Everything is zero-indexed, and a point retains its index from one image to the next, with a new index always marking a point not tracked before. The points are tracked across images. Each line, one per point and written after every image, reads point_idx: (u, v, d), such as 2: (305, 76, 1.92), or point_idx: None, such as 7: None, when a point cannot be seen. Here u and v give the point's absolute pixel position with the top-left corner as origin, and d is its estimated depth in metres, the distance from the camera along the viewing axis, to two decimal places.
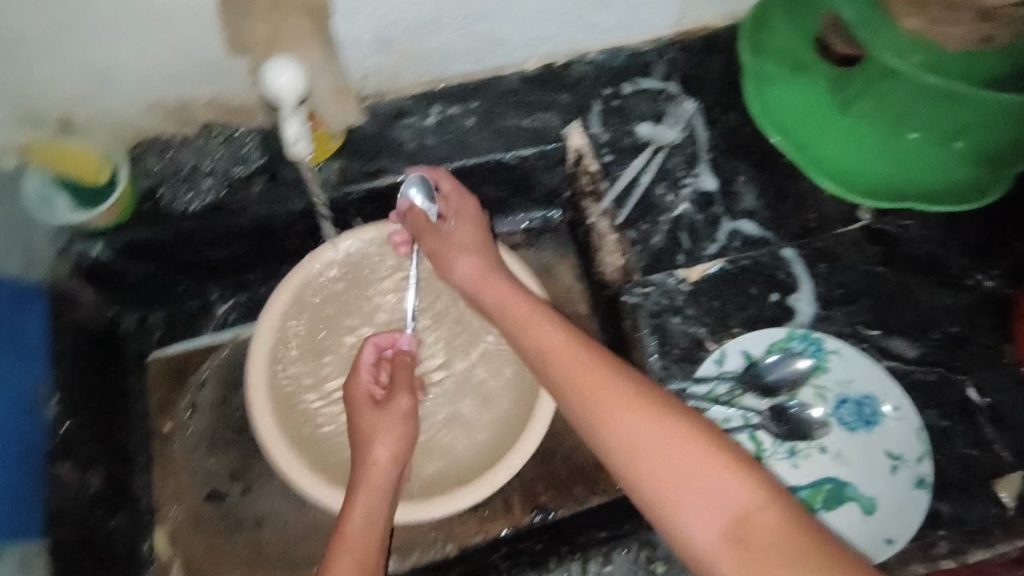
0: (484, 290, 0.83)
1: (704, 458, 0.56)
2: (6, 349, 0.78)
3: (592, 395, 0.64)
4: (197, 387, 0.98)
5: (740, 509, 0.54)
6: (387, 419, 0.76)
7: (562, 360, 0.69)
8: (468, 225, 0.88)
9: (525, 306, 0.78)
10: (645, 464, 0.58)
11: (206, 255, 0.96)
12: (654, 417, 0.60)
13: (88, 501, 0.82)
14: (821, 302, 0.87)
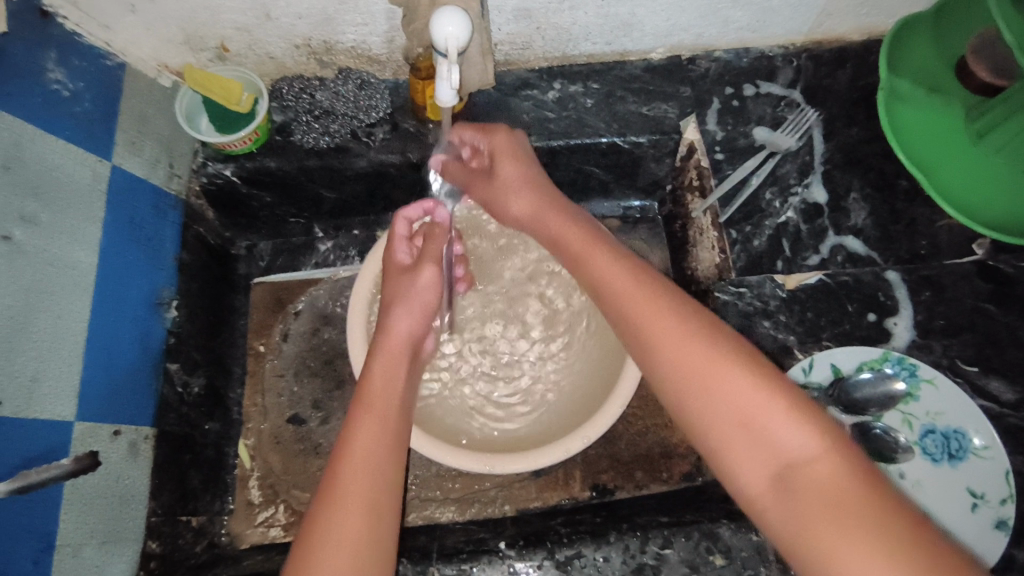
0: (545, 221, 0.83)
1: (759, 400, 0.56)
2: (141, 248, 0.83)
3: (650, 330, 0.64)
4: (293, 315, 1.03)
5: (788, 458, 0.53)
6: (409, 293, 0.80)
7: (626, 292, 0.69)
8: (505, 160, 0.85)
9: (585, 235, 0.78)
10: (695, 402, 0.59)
11: (322, 195, 1.00)
12: (706, 355, 0.60)
13: (191, 402, 0.88)
14: (920, 329, 0.85)
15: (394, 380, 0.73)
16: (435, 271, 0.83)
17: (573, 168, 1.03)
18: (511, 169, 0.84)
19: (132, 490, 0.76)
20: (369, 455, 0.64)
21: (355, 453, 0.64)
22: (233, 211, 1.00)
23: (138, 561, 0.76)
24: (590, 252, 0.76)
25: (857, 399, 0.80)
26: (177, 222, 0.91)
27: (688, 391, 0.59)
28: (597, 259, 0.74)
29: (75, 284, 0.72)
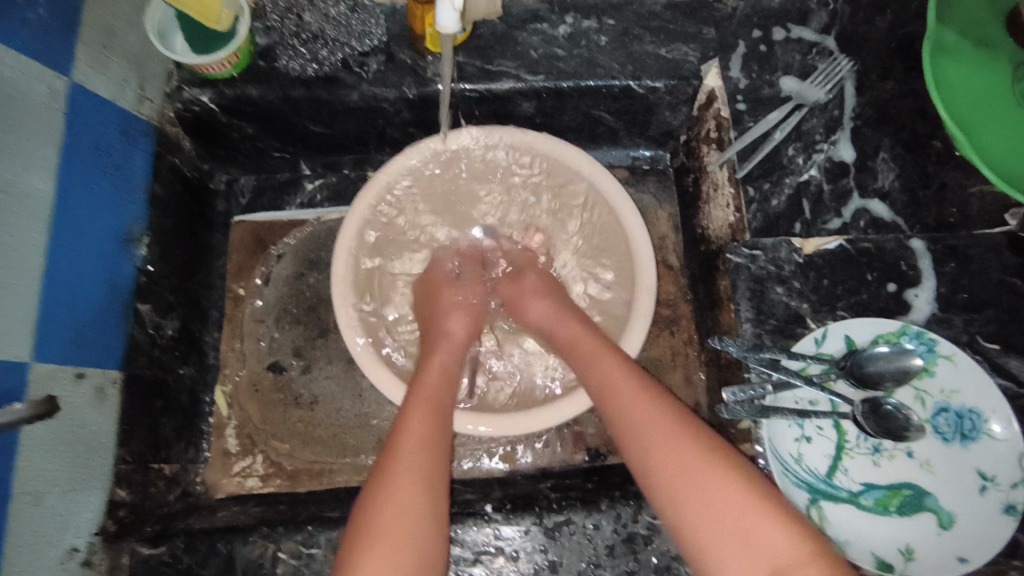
0: (559, 330, 0.80)
1: (749, 506, 0.56)
2: (107, 178, 0.76)
3: (646, 433, 0.64)
4: (277, 259, 0.97)
5: (781, 561, 0.53)
6: (462, 314, 0.84)
7: (626, 398, 0.68)
8: (533, 272, 0.88)
9: (591, 340, 0.77)
10: (694, 499, 0.58)
11: (308, 128, 0.92)
12: (708, 458, 0.60)
13: (164, 345, 0.83)
14: (941, 303, 0.80)
15: (450, 379, 0.76)
16: (468, 322, 0.84)
17: (582, 112, 0.95)
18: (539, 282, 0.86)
19: (98, 437, 0.71)
20: (422, 447, 0.65)
21: (407, 449, 0.65)
22: (211, 142, 0.92)
23: (107, 509, 0.72)
24: (598, 360, 0.74)
25: (871, 374, 0.76)
26: (148, 150, 0.83)
27: (690, 486, 0.59)
28: (596, 366, 0.73)
29: (29, 213, 0.65)
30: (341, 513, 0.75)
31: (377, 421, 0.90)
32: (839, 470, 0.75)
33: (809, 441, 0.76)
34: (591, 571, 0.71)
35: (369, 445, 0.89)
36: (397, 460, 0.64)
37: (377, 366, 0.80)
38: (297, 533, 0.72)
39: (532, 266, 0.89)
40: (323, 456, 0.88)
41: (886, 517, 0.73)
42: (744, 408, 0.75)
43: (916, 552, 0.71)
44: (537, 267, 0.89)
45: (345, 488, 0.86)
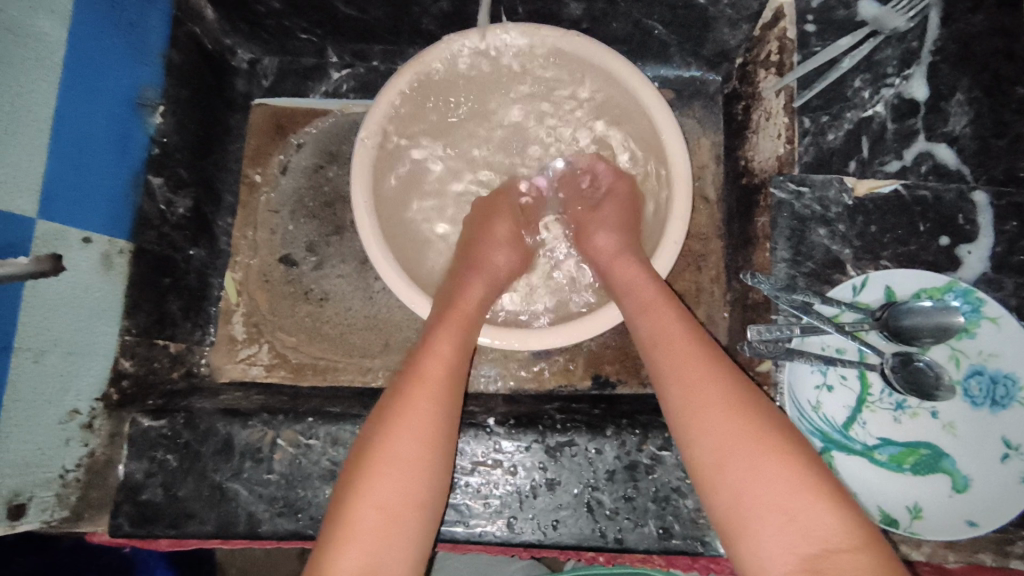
0: (617, 270, 0.73)
1: (791, 478, 0.51)
2: (121, 36, 0.71)
3: (684, 383, 0.59)
4: (295, 148, 0.93)
5: (825, 542, 0.48)
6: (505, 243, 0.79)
7: (665, 341, 0.63)
8: (613, 199, 0.81)
9: (637, 275, 0.71)
10: (731, 466, 0.53)
11: (338, 9, 0.85)
12: (752, 425, 0.54)
13: (174, 222, 0.80)
14: (994, 262, 0.75)
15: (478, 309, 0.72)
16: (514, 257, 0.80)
17: (633, 21, 0.88)
18: (612, 215, 0.79)
19: (103, 304, 0.70)
20: (445, 383, 0.62)
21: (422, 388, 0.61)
22: (235, 15, 0.86)
23: (111, 378, 0.72)
24: (650, 307, 0.67)
25: (906, 328, 0.71)
26: (166, 12, 0.78)
27: (731, 453, 0.53)
28: (646, 312, 0.66)
29: (37, 61, 0.61)
30: (343, 409, 0.74)
31: (386, 324, 0.88)
32: (856, 423, 0.72)
33: (830, 390, 0.72)
34: (588, 493, 0.70)
35: (375, 347, 0.87)
36: (415, 393, 0.60)
37: (384, 260, 0.76)
38: (297, 423, 0.71)
39: (616, 195, 0.81)
40: (328, 353, 0.87)
41: (898, 474, 0.70)
42: (767, 348, 0.72)
43: (924, 511, 0.69)
44: (621, 196, 0.81)
45: (348, 387, 0.85)
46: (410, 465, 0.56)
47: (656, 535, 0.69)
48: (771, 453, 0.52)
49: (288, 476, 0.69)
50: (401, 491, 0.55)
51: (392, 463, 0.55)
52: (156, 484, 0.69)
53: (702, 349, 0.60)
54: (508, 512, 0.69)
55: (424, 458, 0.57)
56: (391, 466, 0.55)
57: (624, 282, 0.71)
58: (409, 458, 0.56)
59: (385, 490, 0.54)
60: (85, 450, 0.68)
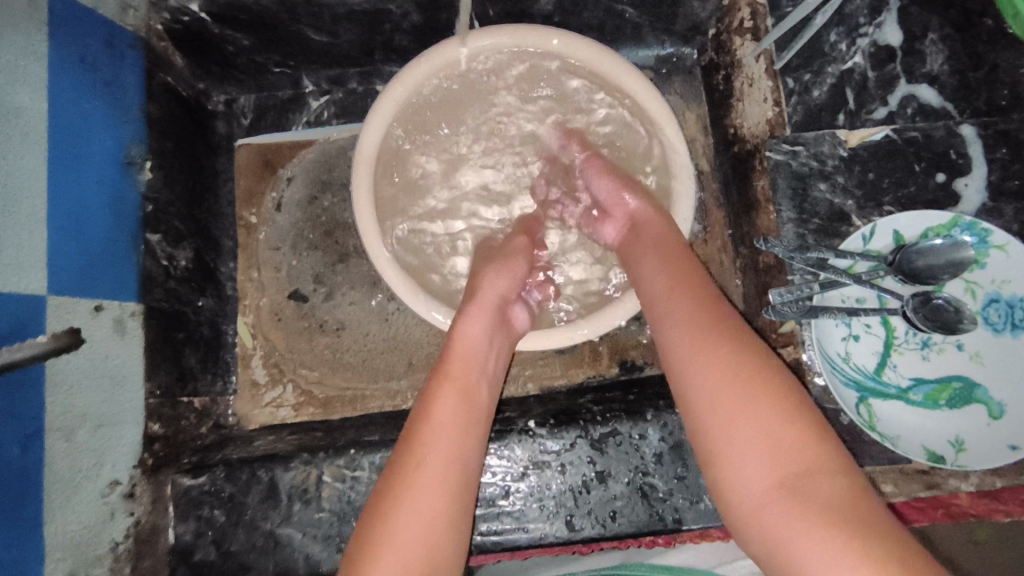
0: (642, 220, 0.72)
1: (778, 415, 0.52)
2: (100, 96, 0.70)
3: (684, 321, 0.59)
4: (286, 182, 0.92)
5: (804, 470, 0.50)
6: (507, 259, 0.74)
7: (667, 284, 0.63)
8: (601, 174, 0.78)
9: (649, 223, 0.71)
10: (728, 398, 0.54)
11: (308, 36, 0.84)
12: (750, 362, 0.55)
13: (179, 276, 0.79)
14: (992, 192, 0.77)
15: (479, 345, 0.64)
16: (512, 271, 0.72)
17: (604, 6, 0.88)
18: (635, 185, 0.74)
19: (124, 370, 0.69)
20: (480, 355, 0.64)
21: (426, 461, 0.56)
22: (205, 58, 0.84)
23: (142, 443, 0.70)
24: (656, 251, 0.67)
25: (919, 268, 0.73)
26: (138, 64, 0.77)
27: (727, 391, 0.54)
28: (652, 256, 0.67)
29: (23, 133, 0.59)
30: (381, 436, 0.73)
31: (406, 344, 0.87)
32: (887, 367, 0.73)
33: (857, 339, 0.73)
34: (639, 479, 0.70)
35: (400, 369, 0.86)
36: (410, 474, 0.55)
37: (388, 262, 0.76)
38: (340, 457, 0.70)
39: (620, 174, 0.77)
40: (355, 380, 0.86)
41: (935, 410, 0.71)
42: (792, 310, 0.73)
43: (966, 442, 0.70)
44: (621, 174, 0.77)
45: (379, 413, 0.84)
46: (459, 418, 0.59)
47: (713, 509, 0.69)
48: (762, 390, 0.53)
49: (340, 512, 0.69)
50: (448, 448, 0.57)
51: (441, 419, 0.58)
52: (207, 542, 0.68)
53: (705, 286, 0.61)
54: (565, 511, 0.70)
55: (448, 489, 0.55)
56: (444, 417, 0.59)
57: (643, 229, 0.70)
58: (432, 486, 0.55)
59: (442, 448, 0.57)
60: (131, 519, 0.66)
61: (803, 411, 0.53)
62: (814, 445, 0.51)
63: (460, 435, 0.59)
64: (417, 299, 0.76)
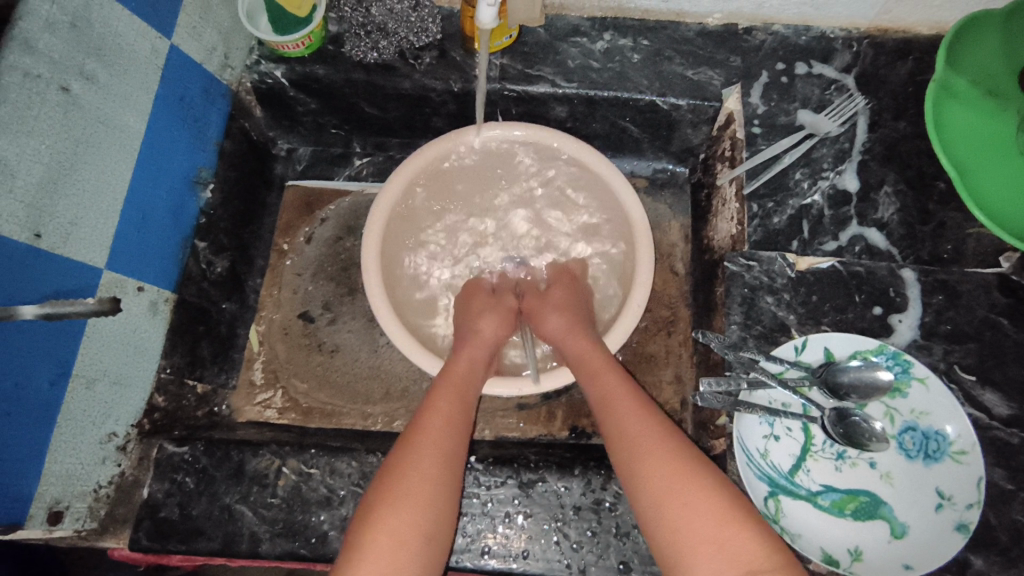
0: (570, 344, 0.86)
1: (716, 513, 0.63)
2: (186, 128, 0.89)
3: (637, 432, 0.72)
4: (319, 222, 1.08)
5: (751, 567, 0.59)
6: (490, 308, 0.92)
7: (619, 400, 0.76)
8: (562, 286, 0.94)
9: (589, 338, 0.86)
10: (673, 503, 0.65)
11: (362, 108, 1.04)
12: (697, 472, 0.66)
13: (213, 281, 0.94)
14: (924, 330, 0.84)
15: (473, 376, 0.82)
16: (498, 323, 0.90)
17: (609, 121, 1.05)
18: (558, 310, 0.90)
19: (146, 343, 0.83)
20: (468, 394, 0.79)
21: (426, 453, 0.70)
22: (279, 112, 1.05)
23: (144, 410, 0.83)
24: (601, 371, 0.81)
25: (842, 383, 0.80)
26: (223, 110, 0.96)
27: (671, 495, 0.66)
28: (597, 364, 0.81)
29: (121, 145, 0.78)
30: (342, 444, 0.84)
31: (387, 374, 1.00)
32: (801, 470, 0.79)
33: (776, 440, 0.80)
34: (555, 526, 0.77)
35: (377, 393, 0.98)
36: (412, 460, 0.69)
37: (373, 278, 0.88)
38: (301, 453, 0.81)
39: (569, 279, 0.96)
40: (336, 399, 0.98)
41: (840, 519, 0.77)
42: (716, 399, 0.81)
43: (865, 553, 0.75)
44: (573, 280, 0.96)
45: (350, 429, 0.96)
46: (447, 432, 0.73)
47: (617, 568, 0.76)
48: (700, 494, 0.64)
49: (290, 501, 0.78)
50: (438, 457, 0.70)
51: (431, 432, 0.72)
52: (173, 503, 0.78)
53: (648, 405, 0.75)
54: (483, 544, 0.77)
55: (439, 479, 0.68)
56: (434, 428, 0.73)
57: (577, 347, 0.85)
58: (427, 472, 0.68)
59: (434, 457, 0.70)
60: (117, 469, 0.79)
61: (741, 513, 0.63)
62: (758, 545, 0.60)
63: (450, 442, 0.72)
64: (394, 328, 0.87)
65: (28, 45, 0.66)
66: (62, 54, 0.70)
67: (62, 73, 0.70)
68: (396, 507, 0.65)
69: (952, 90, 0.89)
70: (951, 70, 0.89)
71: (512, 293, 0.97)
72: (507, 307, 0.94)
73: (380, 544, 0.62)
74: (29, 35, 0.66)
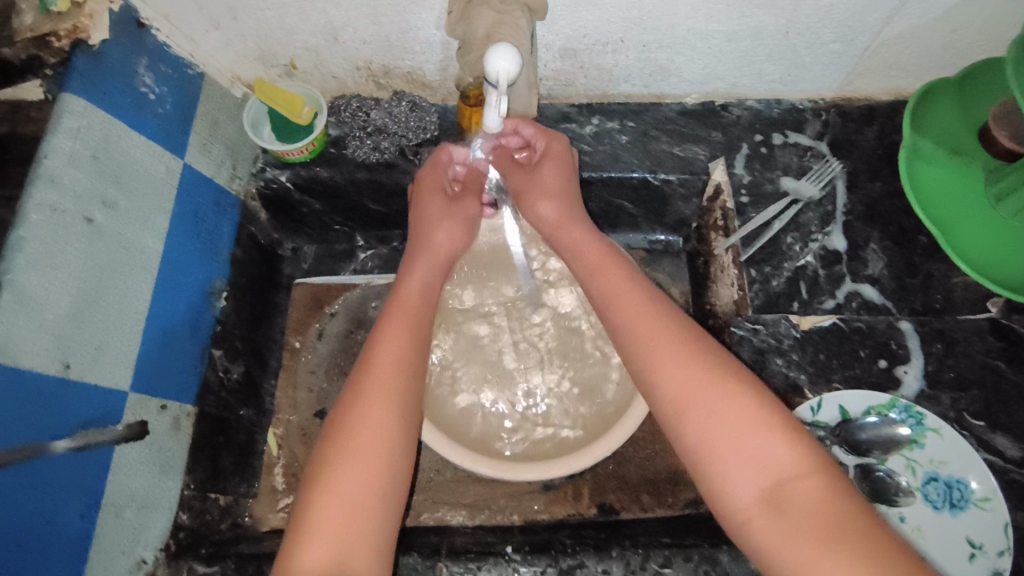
0: (563, 235, 0.86)
1: (743, 419, 0.61)
2: (201, 242, 0.91)
3: (653, 336, 0.69)
4: (329, 317, 1.09)
5: (782, 474, 0.58)
6: (449, 215, 0.88)
7: (623, 300, 0.74)
8: (549, 169, 0.87)
9: (592, 243, 0.83)
10: (691, 409, 0.63)
11: (366, 205, 1.08)
12: (716, 373, 0.64)
13: (231, 389, 0.95)
14: (929, 380, 0.88)
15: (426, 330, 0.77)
16: (457, 233, 0.88)
17: (604, 200, 1.10)
18: (548, 196, 0.86)
19: (172, 461, 0.83)
20: (423, 339, 0.76)
21: (367, 425, 0.66)
22: (284, 214, 1.08)
23: (169, 530, 0.82)
24: (602, 269, 0.80)
25: (861, 440, 0.82)
26: (234, 219, 0.99)
27: (689, 400, 0.63)
28: (601, 278, 0.79)
29: (140, 265, 0.79)
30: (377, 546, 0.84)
31: None
32: None
33: None
34: None
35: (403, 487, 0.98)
36: (358, 434, 0.65)
37: None
38: None
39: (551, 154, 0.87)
40: None
41: None
42: None
43: None
44: (563, 151, 0.87)
45: None
46: (393, 399, 0.68)
47: None
48: (723, 396, 0.62)
49: None
50: (383, 432, 0.66)
51: (372, 401, 0.67)
52: None
53: (654, 309, 0.72)
54: None
55: (392, 452, 0.65)
56: (379, 391, 0.68)
57: (590, 257, 0.82)
58: (377, 440, 0.65)
59: (376, 419, 0.66)
60: None
61: (773, 416, 0.61)
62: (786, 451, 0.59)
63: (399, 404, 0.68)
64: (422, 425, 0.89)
65: (53, 180, 0.68)
66: (84, 186, 0.72)
67: (84, 203, 0.72)
68: (347, 477, 0.63)
69: (919, 152, 0.97)
70: (917, 134, 0.98)
71: (472, 193, 0.90)
72: (466, 211, 0.89)
73: (330, 520, 0.60)
74: (53, 171, 0.68)
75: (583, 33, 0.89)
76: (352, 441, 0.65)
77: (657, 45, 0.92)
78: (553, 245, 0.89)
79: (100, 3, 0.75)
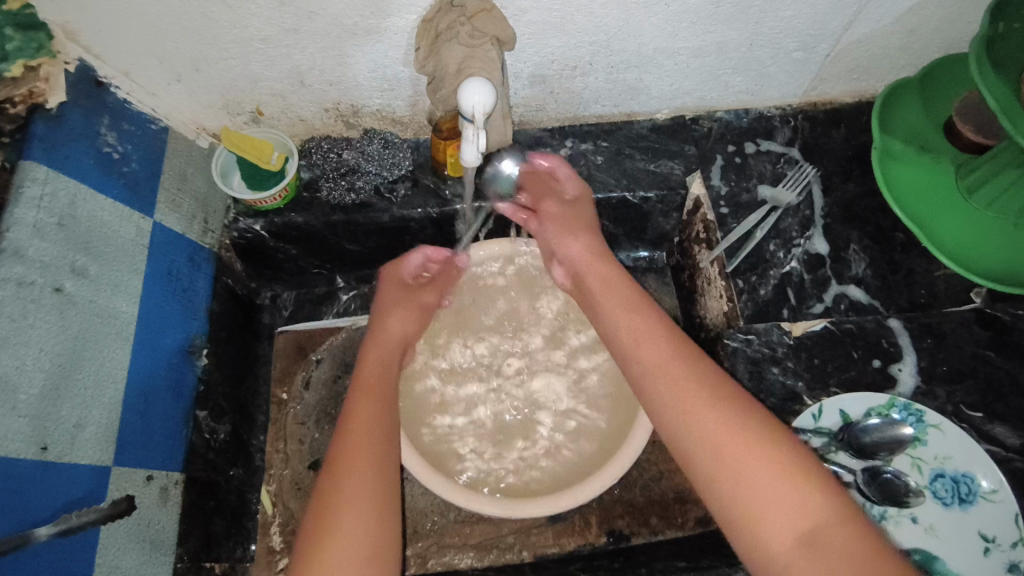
0: (593, 272, 0.91)
1: (771, 466, 0.62)
2: (177, 301, 0.88)
3: (681, 385, 0.71)
4: (316, 363, 1.06)
5: (821, 519, 0.59)
6: (402, 302, 0.95)
7: (650, 346, 0.77)
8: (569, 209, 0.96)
9: (626, 291, 0.86)
10: (727, 457, 0.64)
11: (344, 246, 1.05)
12: (746, 424, 0.65)
13: (219, 451, 0.91)
14: (924, 376, 0.88)
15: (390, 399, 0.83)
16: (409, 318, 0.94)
17: None
18: (577, 232, 0.94)
19: (161, 535, 0.79)
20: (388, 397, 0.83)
21: (348, 481, 0.71)
22: (260, 262, 1.05)
23: None
24: (635, 307, 0.83)
25: (866, 444, 0.82)
26: (209, 273, 0.95)
27: (722, 448, 0.65)
28: (631, 323, 0.81)
29: (116, 332, 0.76)
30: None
31: (411, 512, 0.96)
32: None
33: None
34: None
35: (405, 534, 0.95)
36: (345, 484, 0.71)
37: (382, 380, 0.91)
38: None
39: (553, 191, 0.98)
40: None
41: None
42: None
43: None
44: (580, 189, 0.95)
45: None
46: (367, 445, 0.75)
47: None
48: (755, 445, 0.64)
49: None
50: (367, 484, 0.72)
51: (351, 453, 0.74)
52: None
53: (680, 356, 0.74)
54: None
55: (376, 507, 0.70)
56: (359, 438, 0.76)
57: (623, 299, 0.85)
58: (358, 488, 0.71)
59: (355, 468, 0.73)
60: None
61: (800, 463, 0.62)
62: (824, 496, 0.60)
63: (375, 463, 0.74)
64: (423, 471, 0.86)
65: (18, 253, 0.65)
66: (52, 256, 0.69)
67: (54, 275, 0.69)
68: (335, 533, 0.67)
69: (890, 152, 0.98)
70: (884, 134, 0.99)
71: (429, 288, 0.98)
72: (419, 301, 0.97)
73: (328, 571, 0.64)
74: (17, 243, 0.66)
75: (550, 59, 0.89)
76: (334, 500, 0.69)
77: (625, 65, 0.92)
78: (581, 281, 0.92)
79: (57, 65, 0.74)
